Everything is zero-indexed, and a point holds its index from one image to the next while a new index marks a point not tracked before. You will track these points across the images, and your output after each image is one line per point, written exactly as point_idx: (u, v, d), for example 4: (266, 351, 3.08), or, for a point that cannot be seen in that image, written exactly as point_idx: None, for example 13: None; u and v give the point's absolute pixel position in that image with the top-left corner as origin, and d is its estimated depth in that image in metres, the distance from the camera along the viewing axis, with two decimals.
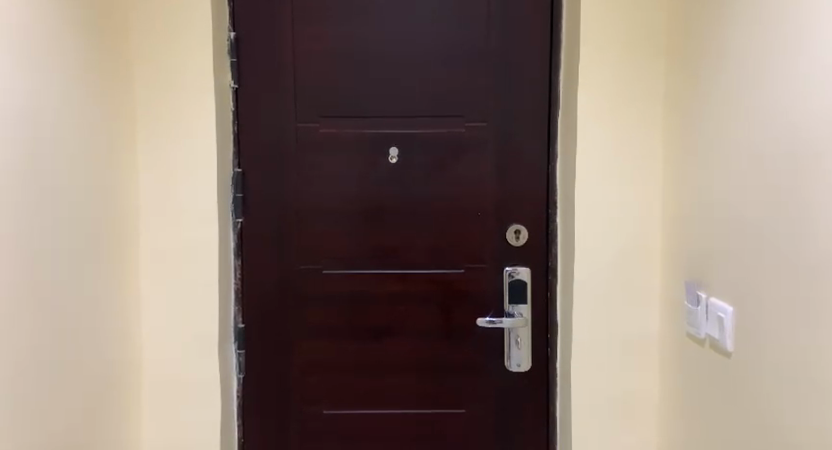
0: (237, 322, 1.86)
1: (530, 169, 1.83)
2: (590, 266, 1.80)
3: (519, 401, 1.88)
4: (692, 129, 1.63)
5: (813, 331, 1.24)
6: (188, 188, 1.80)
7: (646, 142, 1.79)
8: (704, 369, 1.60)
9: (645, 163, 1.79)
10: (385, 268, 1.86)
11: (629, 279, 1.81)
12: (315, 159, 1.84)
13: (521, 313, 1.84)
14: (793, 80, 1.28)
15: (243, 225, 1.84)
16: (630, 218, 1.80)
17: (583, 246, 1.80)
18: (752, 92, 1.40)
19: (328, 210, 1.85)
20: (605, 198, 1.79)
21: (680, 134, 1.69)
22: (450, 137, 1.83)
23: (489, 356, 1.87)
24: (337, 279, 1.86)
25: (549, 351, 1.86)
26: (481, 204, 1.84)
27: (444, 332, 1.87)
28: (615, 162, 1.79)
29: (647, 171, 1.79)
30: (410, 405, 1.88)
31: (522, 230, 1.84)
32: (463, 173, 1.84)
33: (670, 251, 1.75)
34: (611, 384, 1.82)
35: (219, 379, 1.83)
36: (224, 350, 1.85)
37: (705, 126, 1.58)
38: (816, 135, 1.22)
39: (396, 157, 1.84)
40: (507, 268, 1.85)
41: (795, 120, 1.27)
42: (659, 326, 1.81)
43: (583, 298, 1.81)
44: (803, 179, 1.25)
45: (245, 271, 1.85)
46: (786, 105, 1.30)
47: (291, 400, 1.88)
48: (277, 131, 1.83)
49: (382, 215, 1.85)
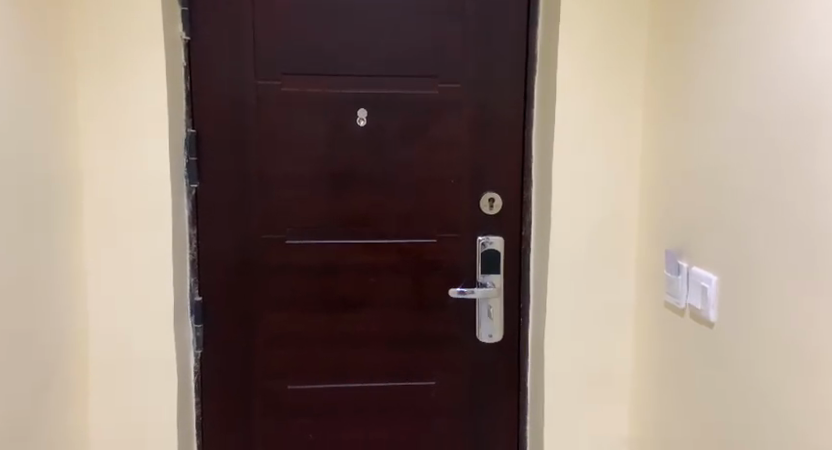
0: (194, 294, 1.74)
1: (505, 134, 1.75)
2: (567, 235, 1.74)
3: (489, 373, 1.83)
4: (677, 99, 1.57)
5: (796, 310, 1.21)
6: (137, 150, 1.64)
7: (626, 110, 1.72)
8: (684, 339, 1.57)
9: (625, 130, 1.73)
10: (352, 238, 1.76)
11: (605, 249, 1.76)
12: (276, 121, 1.70)
13: (494, 282, 1.78)
14: (780, 53, 1.23)
15: (199, 191, 1.71)
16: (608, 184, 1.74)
17: (559, 215, 1.74)
18: (737, 64, 1.35)
19: (291, 176, 1.73)
20: (585, 162, 1.73)
21: (664, 102, 1.63)
22: (422, 100, 1.73)
23: (461, 327, 1.81)
24: (301, 250, 1.75)
25: (521, 323, 1.83)
26: (454, 171, 1.75)
27: (415, 304, 1.79)
28: (594, 128, 1.72)
29: (626, 137, 1.73)
30: (379, 379, 1.82)
31: (496, 199, 1.77)
32: (437, 139, 1.74)
33: (650, 221, 1.70)
34: (585, 352, 1.79)
35: (176, 358, 1.72)
36: (181, 323, 1.73)
37: (689, 93, 1.52)
38: (808, 102, 1.16)
39: (364, 119, 1.72)
40: (481, 238, 1.77)
41: (781, 99, 1.23)
42: (633, 294, 1.78)
43: (558, 268, 1.75)
44: (789, 155, 1.20)
45: (201, 241, 1.73)
46: (773, 79, 1.25)
47: (254, 375, 1.78)
48: (236, 90, 1.68)
49: (350, 182, 1.74)
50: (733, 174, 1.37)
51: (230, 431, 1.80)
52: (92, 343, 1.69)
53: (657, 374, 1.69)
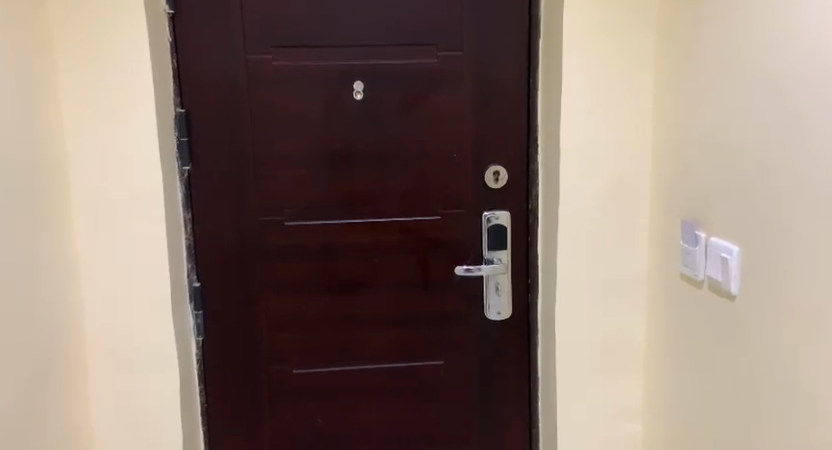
0: (193, 279, 1.68)
1: (509, 104, 1.67)
2: (575, 208, 1.68)
3: (499, 351, 1.79)
4: (689, 61, 1.49)
5: (814, 282, 1.16)
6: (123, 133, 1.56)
7: (636, 76, 1.64)
8: (697, 311, 1.51)
9: (635, 97, 1.65)
10: (352, 218, 1.70)
11: (615, 220, 1.69)
12: (268, 98, 1.63)
13: (500, 259, 1.73)
14: (792, 15, 1.16)
15: (191, 173, 1.64)
16: (618, 152, 1.66)
17: (568, 186, 1.67)
18: (745, 27, 1.29)
19: (286, 155, 1.66)
20: (593, 130, 1.65)
21: (674, 66, 1.55)
22: (420, 70, 1.65)
23: (468, 305, 1.76)
24: (302, 231, 1.69)
25: (531, 300, 1.77)
26: (457, 144, 1.68)
27: (421, 283, 1.74)
28: (602, 95, 1.64)
29: (636, 104, 1.65)
30: (387, 360, 1.77)
31: (502, 172, 1.70)
32: (438, 111, 1.66)
33: (663, 189, 1.63)
34: (596, 326, 1.73)
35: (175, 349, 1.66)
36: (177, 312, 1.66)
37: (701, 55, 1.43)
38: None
39: (361, 92, 1.64)
40: (487, 214, 1.71)
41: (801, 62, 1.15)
42: (645, 265, 1.72)
43: (568, 241, 1.69)
44: (813, 123, 1.13)
45: (197, 224, 1.66)
46: (794, 41, 1.16)
47: (258, 360, 1.73)
48: (225, 66, 1.60)
49: (350, 159, 1.67)
50: (745, 140, 1.30)
51: (236, 418, 1.75)
52: (88, 336, 1.63)
53: (671, 349, 1.63)
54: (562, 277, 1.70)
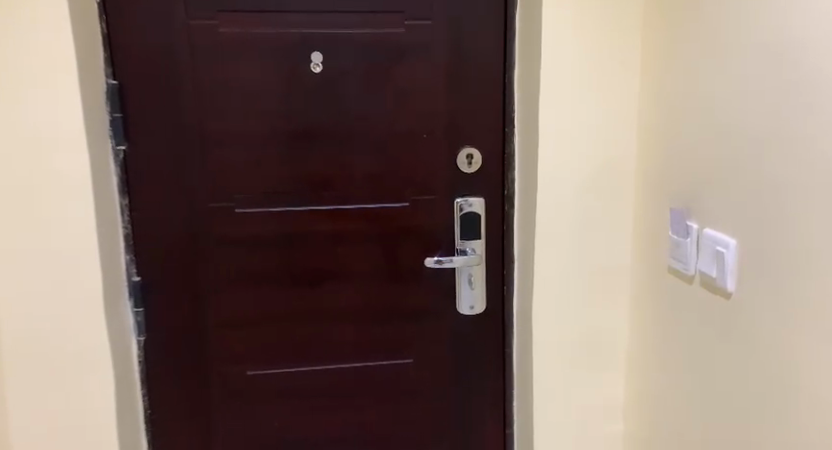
0: (132, 273, 1.50)
1: (484, 78, 1.52)
2: (556, 193, 1.53)
3: (473, 348, 1.65)
4: (682, 31, 1.32)
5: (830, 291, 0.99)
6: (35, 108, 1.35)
7: (622, 49, 1.48)
8: (687, 311, 1.38)
9: (619, 73, 1.49)
10: (311, 205, 1.53)
11: (597, 208, 1.55)
12: (214, 69, 1.44)
13: (474, 249, 1.58)
14: None
15: (127, 153, 1.45)
16: (602, 133, 1.52)
17: (549, 169, 1.52)
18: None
19: (235, 134, 1.48)
20: (573, 110, 1.50)
21: (664, 37, 1.39)
22: (386, 40, 1.48)
23: (440, 299, 1.61)
24: (254, 220, 1.52)
25: (507, 293, 1.63)
26: (427, 124, 1.52)
27: (387, 275, 1.58)
28: (585, 69, 1.48)
29: (620, 80, 1.50)
30: (351, 360, 1.62)
31: (475, 155, 1.55)
32: (407, 87, 1.50)
33: (650, 174, 1.48)
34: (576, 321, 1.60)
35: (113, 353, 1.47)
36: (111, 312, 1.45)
37: (695, 25, 1.28)
38: None
39: (320, 65, 1.47)
40: (459, 200, 1.56)
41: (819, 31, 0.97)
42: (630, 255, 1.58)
43: (547, 231, 1.54)
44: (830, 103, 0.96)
45: (135, 211, 1.48)
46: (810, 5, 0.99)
47: (208, 362, 1.57)
48: (164, 33, 1.41)
49: (309, 139, 1.50)
50: (747, 121, 1.14)
51: (184, 427, 1.59)
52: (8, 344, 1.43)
53: (656, 347, 1.51)
54: (540, 269, 1.56)
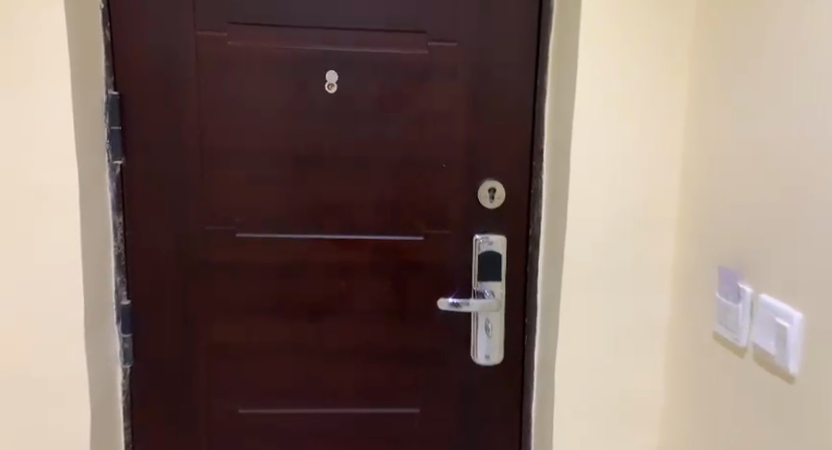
0: (121, 297, 1.41)
1: (511, 106, 1.38)
2: (585, 236, 1.29)
3: (485, 400, 1.50)
4: (734, 49, 1.10)
5: None
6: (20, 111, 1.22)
7: (671, 71, 1.24)
8: (736, 394, 1.10)
9: (667, 98, 1.25)
10: (316, 233, 1.42)
11: (631, 255, 1.30)
12: (219, 84, 1.36)
13: (493, 292, 1.43)
14: None
15: (124, 168, 1.37)
16: (641, 166, 1.27)
17: (579, 207, 1.28)
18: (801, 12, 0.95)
19: (239, 154, 1.38)
20: (610, 136, 1.26)
21: (714, 56, 1.16)
22: (406, 61, 1.37)
23: (451, 343, 1.47)
24: (254, 245, 1.42)
25: (527, 342, 1.48)
26: (446, 152, 1.40)
27: (395, 314, 1.46)
28: (627, 93, 1.25)
29: (665, 108, 1.25)
30: (351, 405, 1.49)
31: (498, 189, 1.41)
32: (426, 112, 1.38)
33: (692, 217, 1.23)
34: (601, 390, 1.34)
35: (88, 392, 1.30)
36: (92, 340, 1.32)
37: (750, 42, 1.06)
38: None
39: (335, 84, 1.37)
40: (478, 237, 1.43)
41: None
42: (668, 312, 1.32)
43: (572, 279, 1.30)
44: None
45: (129, 230, 1.40)
46: None
47: (196, 397, 1.46)
48: (169, 44, 1.33)
49: (318, 163, 1.40)
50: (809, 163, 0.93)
51: None
52: None
53: (695, 430, 1.22)
54: (563, 324, 1.32)
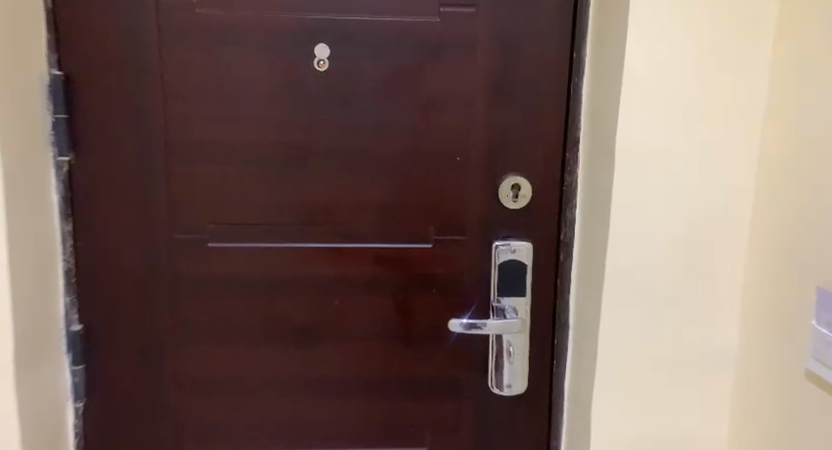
0: (71, 321, 1.18)
1: (538, 85, 1.15)
2: (633, 247, 1.05)
3: (506, 436, 1.27)
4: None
5: None
6: None
7: (747, 45, 0.99)
8: None
9: (740, 78, 1.00)
10: (306, 240, 1.20)
11: (691, 271, 1.06)
12: (187, 63, 1.12)
13: (516, 310, 1.20)
14: None
15: (73, 165, 1.14)
16: (706, 161, 1.03)
17: (627, 211, 1.04)
18: None
19: (211, 147, 1.15)
20: (669, 124, 1.01)
21: (806, 23, 0.92)
22: (413, 33, 1.13)
23: (466, 370, 1.25)
24: (232, 256, 1.19)
25: (555, 369, 1.25)
26: (461, 143, 1.17)
27: (400, 335, 1.23)
28: (690, 73, 1.00)
29: (741, 91, 1.01)
30: (348, 442, 1.26)
31: (523, 186, 1.18)
32: (438, 95, 1.16)
33: (774, 226, 0.99)
34: (650, 428, 1.11)
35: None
36: (29, 385, 1.06)
37: None
38: None
39: (326, 61, 1.14)
40: (497, 243, 1.20)
41: None
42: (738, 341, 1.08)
43: (617, 299, 1.07)
44: None
45: (81, 241, 1.17)
46: None
47: (165, 435, 1.23)
48: (125, 14, 1.10)
49: (307, 156, 1.17)
50: None
51: None
52: None
53: None
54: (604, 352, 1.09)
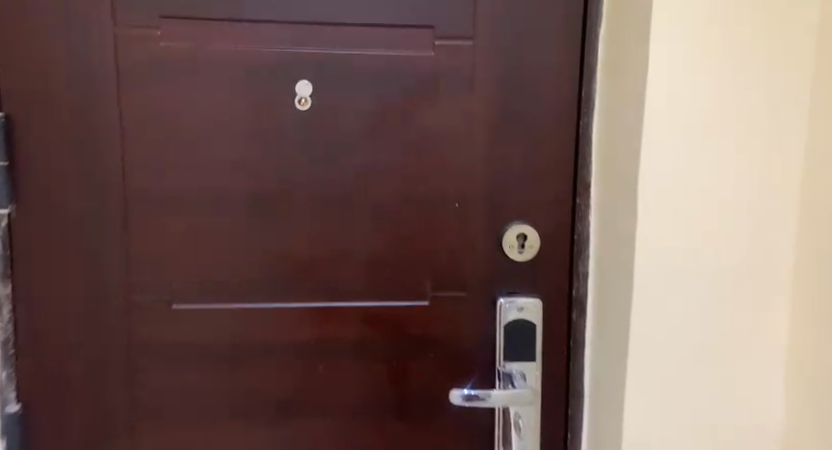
0: (9, 402, 1.01)
1: (545, 124, 1.04)
2: (660, 307, 0.93)
3: None
4: None
5: None
6: None
7: (783, 77, 0.89)
8: None
9: (776, 114, 0.90)
10: (286, 300, 1.05)
11: (727, 332, 0.95)
12: (150, 103, 0.99)
13: (524, 376, 1.07)
14: None
15: (13, 219, 0.99)
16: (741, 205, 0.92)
17: (653, 266, 0.92)
18: None
19: (178, 196, 1.01)
20: (697, 165, 0.90)
21: None
22: (406, 67, 1.02)
23: (466, 443, 1.10)
24: (199, 320, 1.04)
25: (570, 443, 1.10)
26: (460, 189, 1.05)
27: (393, 406, 1.09)
28: (720, 110, 0.89)
29: (776, 128, 0.90)
30: None
31: (530, 236, 1.06)
32: (433, 136, 1.03)
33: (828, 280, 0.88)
34: None
35: None
36: None
37: None
38: None
39: (309, 99, 1.01)
40: (502, 300, 1.06)
41: None
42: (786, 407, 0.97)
43: (643, 366, 0.95)
44: None
45: (22, 306, 1.00)
46: None
47: None
48: (77, 46, 0.96)
49: (287, 205, 1.03)
50: None
51: None
52: None
53: None
54: (630, 427, 0.96)
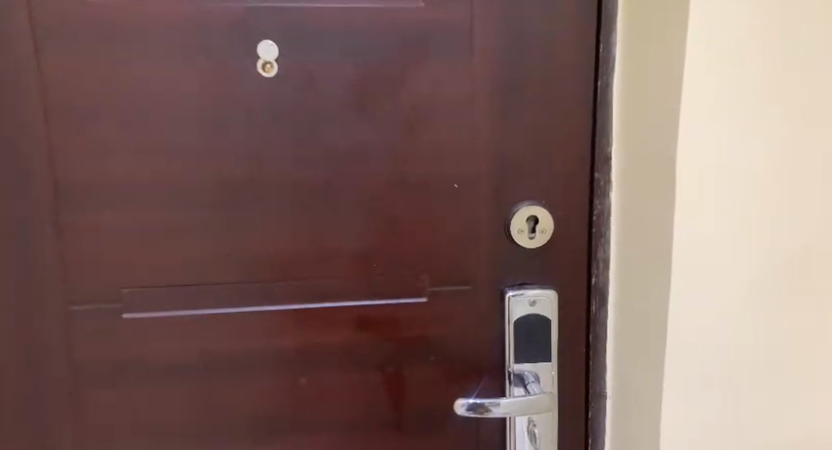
0: None
1: (557, 86, 0.88)
2: (702, 302, 0.80)
3: None
4: None
5: None
6: None
7: None
8: None
9: None
10: (260, 304, 0.89)
11: (777, 326, 0.82)
12: (79, 76, 0.81)
13: (539, 378, 0.93)
14: None
15: None
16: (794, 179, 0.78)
17: (696, 257, 0.78)
18: None
19: (122, 187, 0.84)
20: (744, 133, 0.76)
21: None
22: (392, 22, 0.84)
23: None
24: (157, 332, 0.88)
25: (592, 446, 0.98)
26: (459, 165, 0.89)
27: (390, 418, 0.94)
28: (771, 68, 0.75)
29: None
30: None
31: (541, 217, 0.91)
32: (426, 104, 0.87)
33: None
34: None
35: None
36: None
37: None
38: None
39: (275, 64, 0.83)
40: (511, 293, 0.91)
41: None
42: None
43: (683, 371, 0.81)
44: None
45: None
46: None
47: None
48: None
49: (256, 192, 0.86)
50: None
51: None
52: None
53: None
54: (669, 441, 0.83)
